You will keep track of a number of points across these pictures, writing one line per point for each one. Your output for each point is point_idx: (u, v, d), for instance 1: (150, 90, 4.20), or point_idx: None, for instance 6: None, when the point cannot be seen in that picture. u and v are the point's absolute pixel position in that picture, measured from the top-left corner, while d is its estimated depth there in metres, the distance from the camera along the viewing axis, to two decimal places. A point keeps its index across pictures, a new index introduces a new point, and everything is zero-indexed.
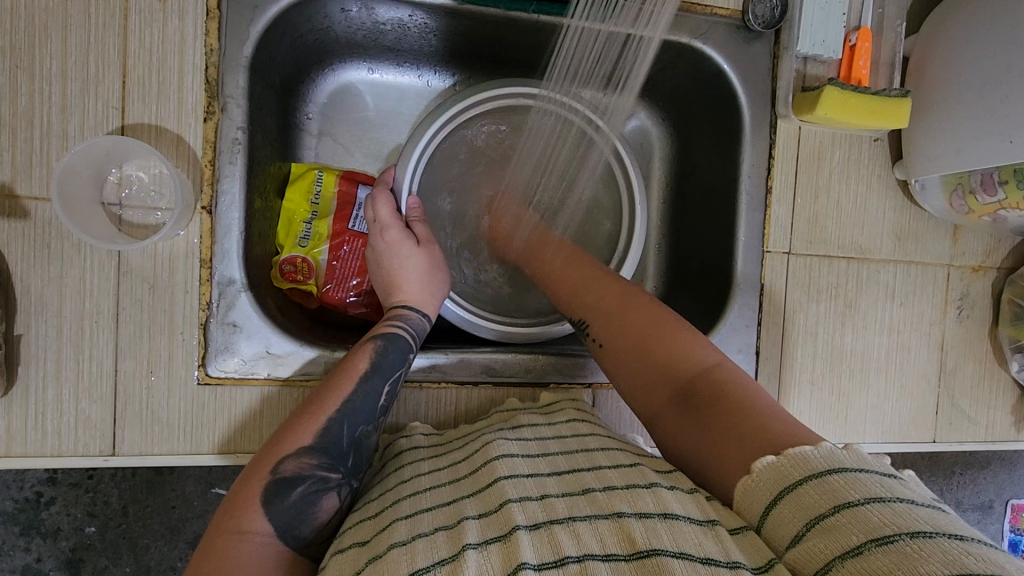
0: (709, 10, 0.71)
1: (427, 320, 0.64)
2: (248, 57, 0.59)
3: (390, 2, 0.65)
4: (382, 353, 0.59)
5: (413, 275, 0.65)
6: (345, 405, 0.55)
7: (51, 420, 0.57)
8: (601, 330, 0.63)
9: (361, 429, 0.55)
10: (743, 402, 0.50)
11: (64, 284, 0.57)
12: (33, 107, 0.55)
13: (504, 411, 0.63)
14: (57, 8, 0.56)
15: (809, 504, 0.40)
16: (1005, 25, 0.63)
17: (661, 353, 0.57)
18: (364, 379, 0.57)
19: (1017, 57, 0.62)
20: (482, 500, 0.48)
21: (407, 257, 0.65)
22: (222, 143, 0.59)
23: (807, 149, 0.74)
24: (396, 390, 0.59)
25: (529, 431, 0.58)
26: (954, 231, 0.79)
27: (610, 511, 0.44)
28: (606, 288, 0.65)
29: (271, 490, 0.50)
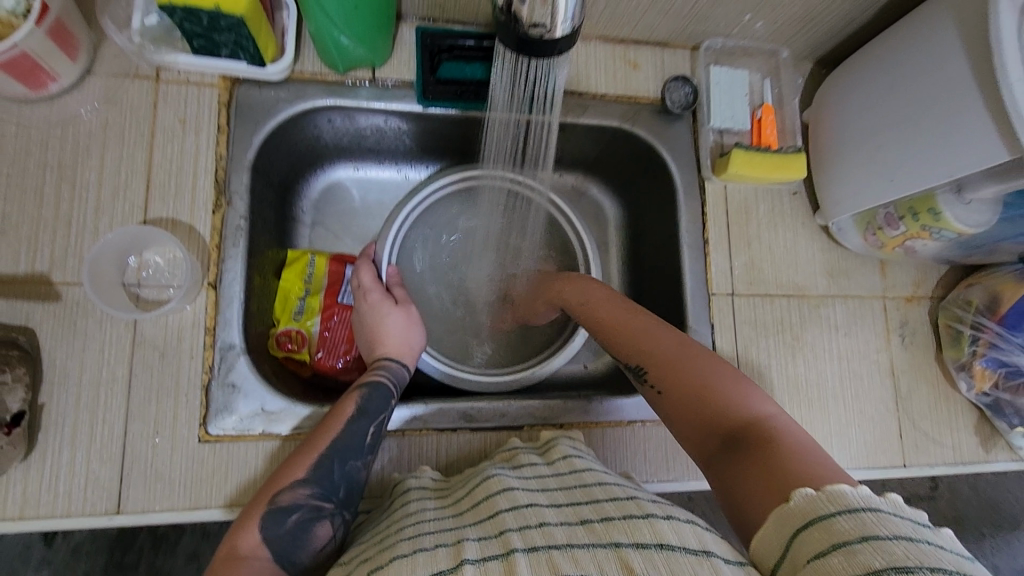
0: (632, 100, 0.85)
1: (406, 369, 0.72)
2: (251, 160, 0.72)
3: (368, 112, 0.79)
4: (367, 397, 0.65)
5: (394, 330, 0.73)
6: (337, 441, 0.61)
7: (64, 482, 0.62)
8: (654, 376, 0.60)
9: (351, 464, 0.61)
10: (791, 455, 0.47)
11: (86, 356, 0.65)
12: (72, 210, 0.67)
13: (506, 454, 0.68)
14: (98, 132, 0.69)
15: (838, 531, 0.39)
16: (864, 89, 0.75)
17: (715, 404, 0.54)
18: (352, 420, 0.63)
19: (874, 113, 0.73)
20: (481, 527, 0.52)
21: (388, 314, 0.74)
22: (227, 230, 0.70)
23: (734, 205, 0.85)
24: (382, 430, 0.65)
25: (529, 470, 0.62)
26: (881, 265, 0.88)
27: (609, 541, 0.46)
28: (662, 336, 0.63)
29: (267, 524, 0.54)
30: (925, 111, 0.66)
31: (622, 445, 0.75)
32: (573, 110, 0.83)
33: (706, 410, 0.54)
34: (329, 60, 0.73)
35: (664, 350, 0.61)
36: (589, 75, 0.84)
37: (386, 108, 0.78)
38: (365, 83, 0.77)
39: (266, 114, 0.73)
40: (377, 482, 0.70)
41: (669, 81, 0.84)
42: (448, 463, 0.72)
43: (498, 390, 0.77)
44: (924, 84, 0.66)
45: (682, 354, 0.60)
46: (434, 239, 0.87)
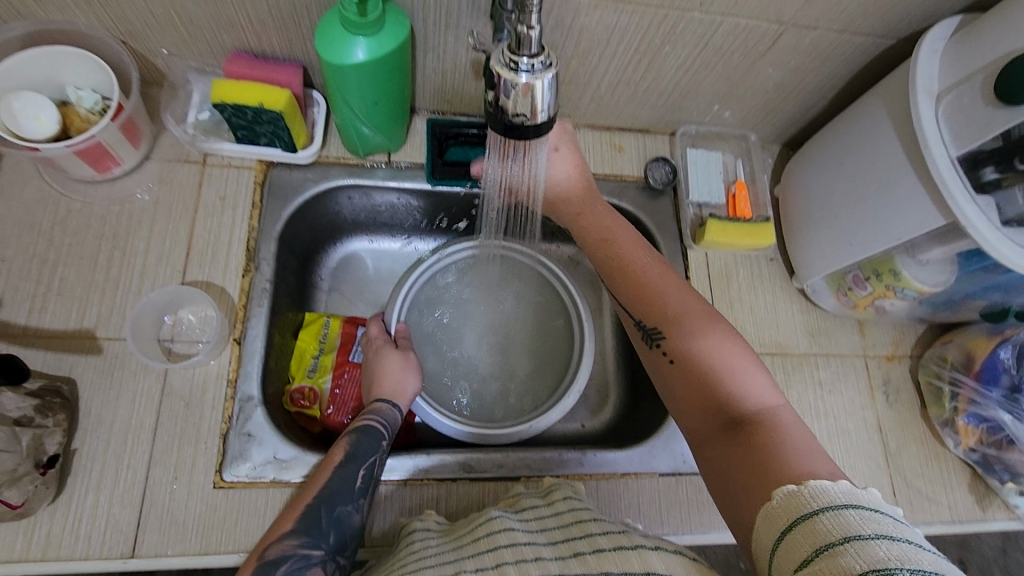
0: (619, 177, 0.95)
1: (397, 410, 0.76)
2: (279, 231, 0.82)
3: (383, 191, 0.90)
4: (357, 442, 0.69)
5: (390, 370, 0.79)
6: (322, 490, 0.65)
7: (86, 524, 0.66)
8: (676, 342, 0.67)
9: (341, 510, 0.64)
10: (782, 444, 0.54)
11: (118, 405, 0.71)
12: (120, 274, 0.76)
13: (513, 501, 0.70)
14: (149, 208, 0.79)
15: (821, 532, 0.42)
16: (818, 167, 0.85)
17: (724, 382, 0.62)
18: (339, 467, 0.67)
19: (829, 187, 0.83)
20: (480, 559, 0.55)
21: (386, 356, 0.80)
22: (254, 292, 0.78)
23: (716, 270, 0.93)
24: (372, 474, 0.69)
25: (530, 513, 0.65)
26: (859, 325, 0.93)
27: (598, 569, 0.49)
28: (691, 307, 0.70)
29: (260, 568, 0.57)
30: (870, 189, 0.75)
31: (616, 497, 0.78)
32: None
33: (715, 387, 0.62)
34: (351, 145, 0.85)
35: (692, 325, 0.68)
36: None
37: (399, 186, 0.89)
38: (382, 165, 0.88)
39: (295, 192, 0.84)
40: (377, 529, 0.73)
41: (651, 162, 0.95)
42: (448, 510, 0.75)
43: (496, 442, 0.82)
44: (870, 163, 0.75)
45: (706, 330, 0.67)
46: (441, 304, 0.94)
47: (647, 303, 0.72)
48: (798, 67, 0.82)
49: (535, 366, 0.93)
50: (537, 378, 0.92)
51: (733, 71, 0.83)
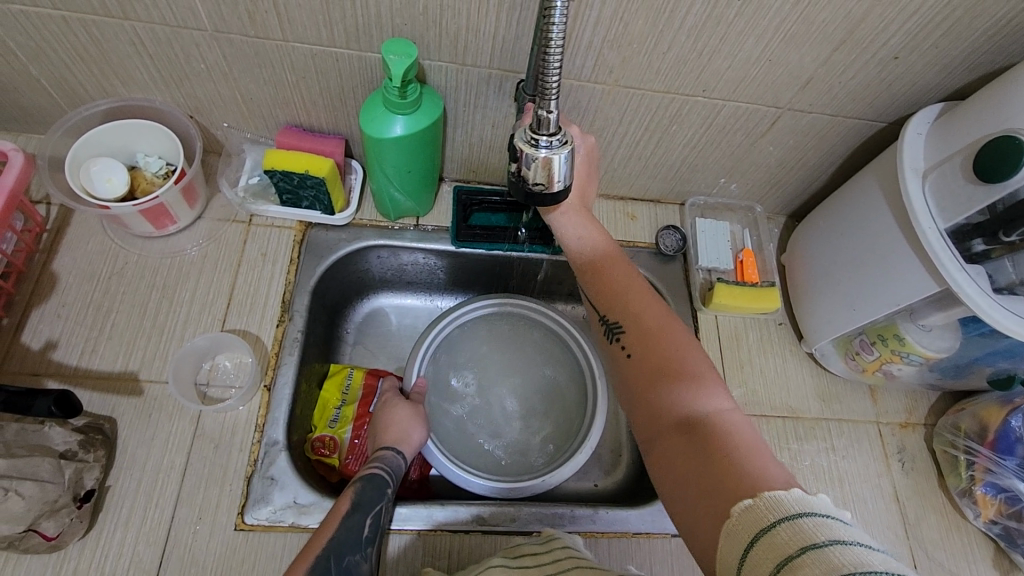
0: (631, 243, 1.00)
1: (402, 458, 0.77)
2: (312, 285, 0.88)
3: (409, 250, 0.96)
4: (362, 490, 0.71)
5: (398, 418, 0.80)
6: (330, 541, 0.65)
7: (112, 561, 0.69)
8: (636, 342, 0.68)
9: (348, 559, 0.66)
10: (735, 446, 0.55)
11: (153, 444, 0.75)
12: (166, 321, 0.82)
13: (512, 549, 0.71)
14: (198, 261, 0.87)
15: (781, 545, 0.44)
16: (821, 237, 0.90)
17: (675, 380, 0.62)
18: (347, 516, 0.68)
19: (832, 255, 0.87)
20: None
21: (397, 406, 0.82)
22: (286, 342, 0.83)
23: (725, 333, 0.96)
24: (377, 523, 0.70)
25: (529, 559, 0.67)
26: (871, 392, 0.94)
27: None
28: (650, 305, 0.70)
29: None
30: (870, 261, 0.79)
31: (629, 557, 0.79)
32: None
33: (667, 385, 0.63)
34: (383, 208, 0.93)
35: (652, 325, 0.68)
36: None
37: (425, 246, 0.96)
38: (410, 228, 0.95)
39: (329, 250, 0.91)
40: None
41: (661, 230, 1.01)
42: (457, 564, 0.76)
43: (511, 496, 0.82)
44: (869, 234, 0.80)
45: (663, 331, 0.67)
46: (461, 356, 0.98)
47: (607, 301, 0.72)
48: (797, 145, 0.89)
49: (548, 424, 0.95)
50: (550, 434, 0.94)
51: (737, 148, 0.90)
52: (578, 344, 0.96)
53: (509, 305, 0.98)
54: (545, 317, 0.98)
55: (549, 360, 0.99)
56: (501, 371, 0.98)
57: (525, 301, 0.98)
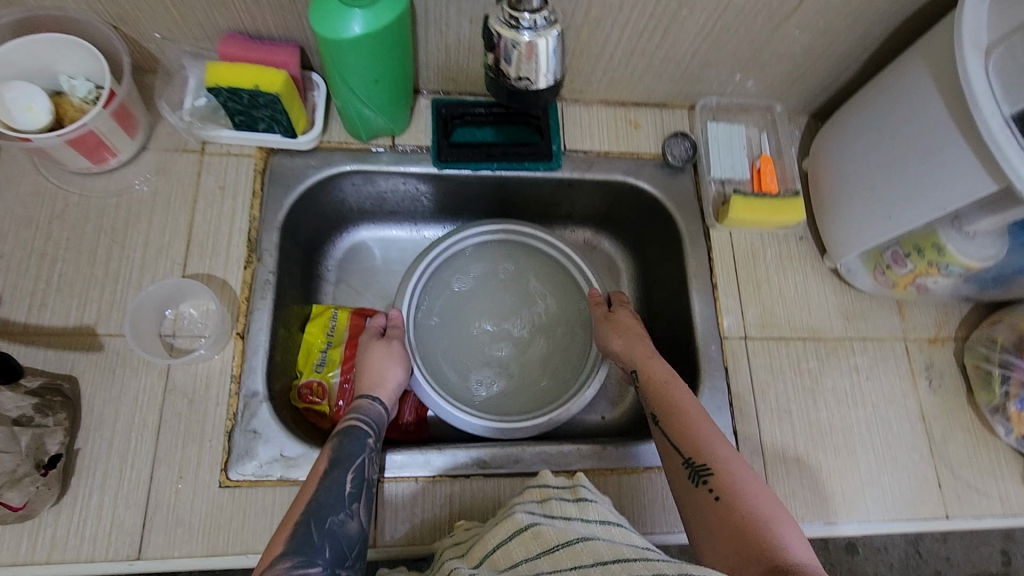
0: (635, 156, 0.90)
1: (377, 403, 0.70)
2: (281, 220, 0.79)
3: (387, 176, 0.86)
4: (341, 443, 0.64)
5: (371, 361, 0.74)
6: (309, 504, 0.58)
7: (91, 525, 0.65)
8: (719, 479, 0.61)
9: (331, 521, 0.58)
10: None
11: (121, 402, 0.69)
12: (120, 269, 0.74)
13: (534, 491, 0.64)
14: (148, 199, 0.77)
15: None
16: (850, 136, 0.79)
17: (758, 538, 0.55)
18: (325, 474, 0.61)
19: (864, 156, 0.77)
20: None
21: (369, 348, 0.75)
22: (256, 284, 0.75)
23: (741, 251, 0.87)
24: (362, 476, 0.63)
25: (552, 509, 0.60)
26: (898, 307, 0.87)
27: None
28: (759, 499, 0.59)
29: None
30: (910, 160, 0.69)
31: (640, 493, 0.75)
32: (579, 167, 0.88)
33: (749, 526, 0.56)
34: (352, 129, 0.81)
35: (743, 489, 0.60)
36: (593, 134, 0.89)
37: (403, 170, 0.85)
38: (386, 150, 0.84)
39: (295, 180, 0.81)
40: (386, 531, 0.70)
41: (669, 138, 0.90)
42: (462, 510, 0.72)
43: (510, 438, 0.78)
44: (911, 129, 0.69)
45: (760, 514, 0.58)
46: (451, 285, 0.90)
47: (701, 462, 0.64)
48: (828, 28, 0.76)
49: (541, 359, 0.89)
50: (552, 369, 0.88)
51: (757, 35, 0.77)
52: (584, 278, 0.89)
53: (509, 229, 0.89)
54: (548, 248, 0.90)
55: (549, 293, 0.92)
56: (492, 302, 0.91)
57: (525, 226, 0.89)
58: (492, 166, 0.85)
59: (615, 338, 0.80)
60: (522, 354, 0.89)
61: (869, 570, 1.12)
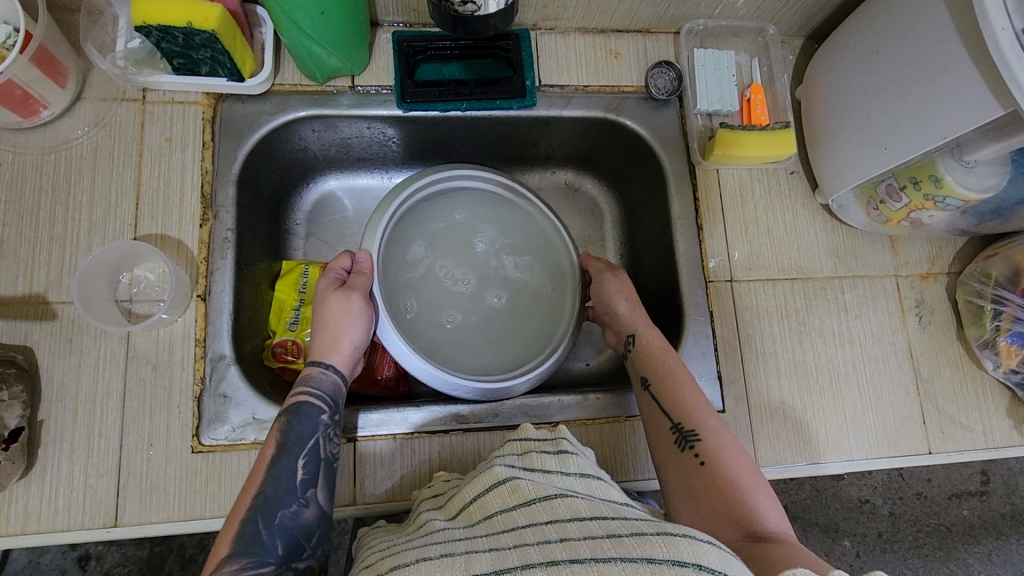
0: (616, 89, 0.83)
1: (326, 372, 0.66)
2: (236, 173, 0.73)
3: (349, 119, 0.79)
4: (288, 427, 0.61)
5: (327, 320, 0.68)
6: (256, 498, 0.57)
7: (63, 495, 0.64)
8: (704, 445, 0.63)
9: (282, 513, 0.57)
10: (782, 547, 0.52)
11: (81, 372, 0.66)
12: (66, 231, 0.69)
13: (517, 443, 0.60)
14: (89, 155, 0.71)
15: None
16: (847, 60, 0.73)
17: (739, 506, 0.58)
18: (272, 464, 0.59)
19: (861, 82, 0.71)
20: (495, 538, 0.47)
21: (326, 302, 0.69)
22: (215, 243, 0.71)
23: (728, 189, 0.83)
24: (315, 458, 0.61)
25: (531, 464, 0.57)
26: (891, 243, 0.84)
27: (642, 555, 0.40)
28: (740, 467, 0.62)
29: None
30: (909, 85, 0.64)
31: (624, 441, 0.74)
32: (556, 103, 0.81)
33: (730, 492, 0.59)
34: (307, 70, 0.74)
35: (728, 457, 0.62)
36: (571, 67, 0.82)
37: (366, 115, 0.78)
38: (346, 91, 0.78)
39: (249, 128, 0.74)
40: (367, 490, 0.70)
41: (652, 69, 0.83)
42: (443, 463, 0.72)
43: (487, 400, 0.74)
44: (912, 52, 0.64)
45: (742, 482, 0.60)
46: (422, 228, 0.83)
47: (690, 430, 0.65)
48: None
49: (514, 317, 0.85)
50: (526, 321, 0.84)
51: None
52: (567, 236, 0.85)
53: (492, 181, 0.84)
54: (535, 210, 0.86)
55: (526, 249, 0.87)
56: (463, 254, 0.85)
57: (511, 181, 0.84)
58: (461, 105, 0.78)
59: (621, 300, 0.78)
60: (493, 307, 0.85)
61: (852, 496, 1.15)
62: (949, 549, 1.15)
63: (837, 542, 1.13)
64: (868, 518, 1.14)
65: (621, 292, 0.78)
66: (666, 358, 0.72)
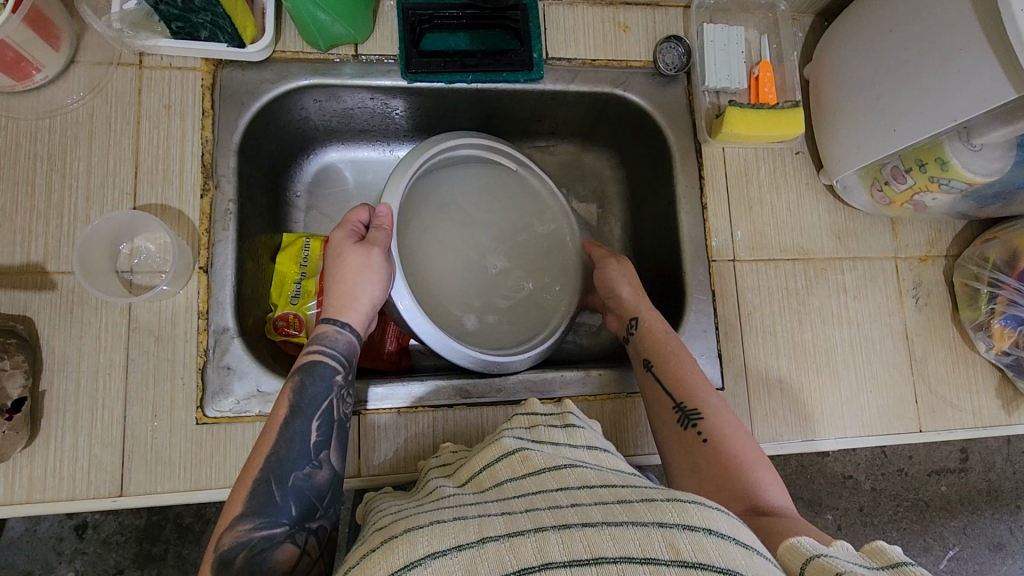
0: (623, 64, 0.82)
1: (342, 330, 0.64)
2: (237, 142, 0.72)
3: (353, 90, 0.77)
4: (301, 388, 0.60)
5: (347, 275, 0.65)
6: (268, 460, 0.56)
7: (68, 465, 0.64)
8: (706, 423, 0.65)
9: (297, 475, 0.56)
10: (784, 521, 0.54)
11: (83, 343, 0.66)
12: (64, 199, 0.68)
13: (523, 418, 0.61)
14: (85, 120, 0.69)
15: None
16: (858, 40, 0.72)
17: (741, 481, 0.59)
18: (285, 425, 0.58)
19: (872, 63, 0.70)
20: (506, 503, 0.47)
21: (346, 256, 0.66)
22: (216, 214, 0.70)
23: (733, 168, 0.83)
24: (329, 420, 0.60)
25: (540, 437, 0.58)
26: (892, 225, 0.84)
27: (653, 520, 0.41)
28: (741, 443, 0.63)
29: (219, 566, 0.51)
30: (923, 65, 0.64)
31: (625, 417, 0.76)
32: (563, 77, 0.80)
33: (732, 468, 0.61)
34: (309, 37, 0.72)
35: (730, 434, 0.64)
36: (578, 40, 0.81)
37: (369, 85, 0.77)
38: (349, 60, 0.76)
39: (250, 96, 0.72)
40: (372, 462, 0.71)
41: (660, 44, 0.82)
42: (448, 437, 0.72)
43: (487, 376, 0.74)
44: (928, 32, 0.63)
45: (743, 458, 0.62)
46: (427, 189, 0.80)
47: (691, 409, 0.66)
48: None
49: (514, 288, 0.84)
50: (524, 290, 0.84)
51: None
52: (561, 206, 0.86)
53: (500, 151, 0.82)
54: (543, 188, 0.86)
55: (518, 214, 0.86)
56: (464, 219, 0.83)
57: (523, 157, 0.84)
58: (467, 77, 0.77)
59: (625, 284, 0.79)
60: (490, 277, 0.83)
61: (837, 471, 1.18)
62: (927, 523, 1.18)
63: (821, 515, 1.16)
64: (851, 492, 1.17)
65: (625, 277, 0.79)
66: (668, 338, 0.73)
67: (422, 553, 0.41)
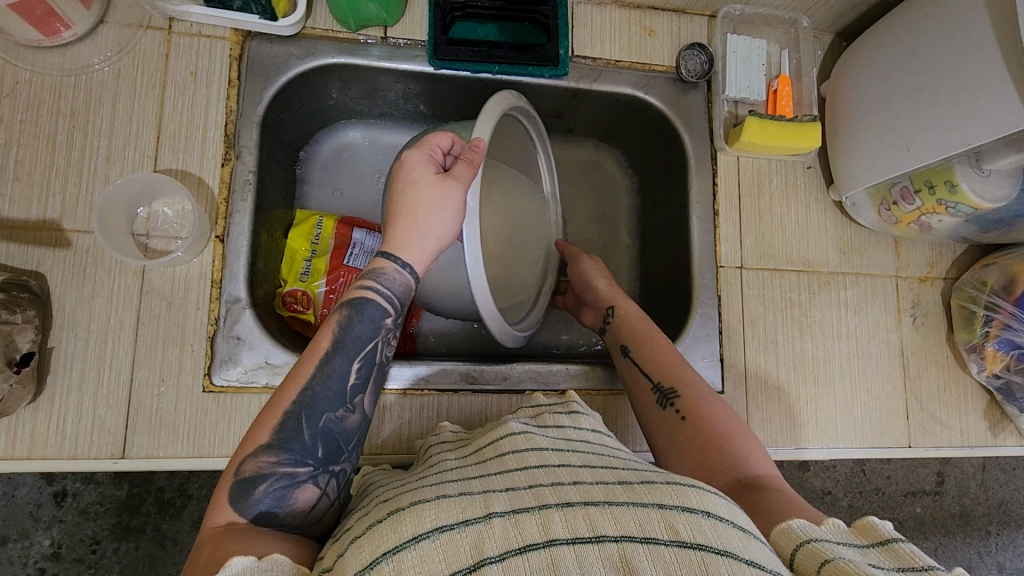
0: (646, 67, 0.83)
1: (405, 271, 0.61)
2: (261, 115, 0.72)
3: (379, 72, 0.78)
4: (348, 325, 0.58)
5: (417, 206, 0.61)
6: (303, 393, 0.55)
7: (71, 424, 0.63)
8: (686, 403, 0.65)
9: (327, 417, 0.55)
10: (772, 492, 0.54)
11: (94, 303, 0.66)
12: (84, 158, 0.68)
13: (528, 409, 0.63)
14: (110, 81, 0.69)
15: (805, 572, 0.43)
16: (881, 60, 0.74)
17: (725, 455, 0.59)
18: (323, 361, 0.57)
19: (891, 85, 0.72)
20: (509, 476, 0.48)
21: (419, 186, 0.61)
22: (236, 184, 0.70)
23: (746, 177, 0.84)
24: (369, 362, 0.59)
25: (549, 421, 0.59)
26: (895, 244, 0.86)
27: (653, 502, 0.42)
28: (724, 417, 0.64)
29: (237, 496, 0.50)
30: (942, 90, 0.66)
31: (622, 413, 0.77)
32: (586, 76, 0.81)
33: (717, 445, 0.61)
34: (340, 16, 0.72)
35: (705, 409, 0.65)
36: (604, 40, 0.82)
37: (396, 68, 0.77)
38: (377, 42, 0.76)
39: (277, 70, 0.72)
40: (374, 440, 0.71)
41: (683, 50, 0.83)
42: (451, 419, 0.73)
43: (490, 365, 0.76)
44: (947, 59, 0.65)
45: (726, 430, 0.62)
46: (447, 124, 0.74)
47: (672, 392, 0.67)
48: None
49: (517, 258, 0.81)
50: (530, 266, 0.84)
51: None
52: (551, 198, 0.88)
53: (527, 121, 0.79)
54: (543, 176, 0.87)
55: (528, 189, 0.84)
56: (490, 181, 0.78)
57: (545, 138, 0.85)
58: (492, 68, 0.77)
59: (599, 278, 0.82)
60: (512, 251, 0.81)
61: (817, 486, 1.20)
62: None
63: None
64: (830, 507, 1.20)
65: (600, 271, 0.82)
66: (657, 334, 0.75)
67: (428, 528, 0.41)
